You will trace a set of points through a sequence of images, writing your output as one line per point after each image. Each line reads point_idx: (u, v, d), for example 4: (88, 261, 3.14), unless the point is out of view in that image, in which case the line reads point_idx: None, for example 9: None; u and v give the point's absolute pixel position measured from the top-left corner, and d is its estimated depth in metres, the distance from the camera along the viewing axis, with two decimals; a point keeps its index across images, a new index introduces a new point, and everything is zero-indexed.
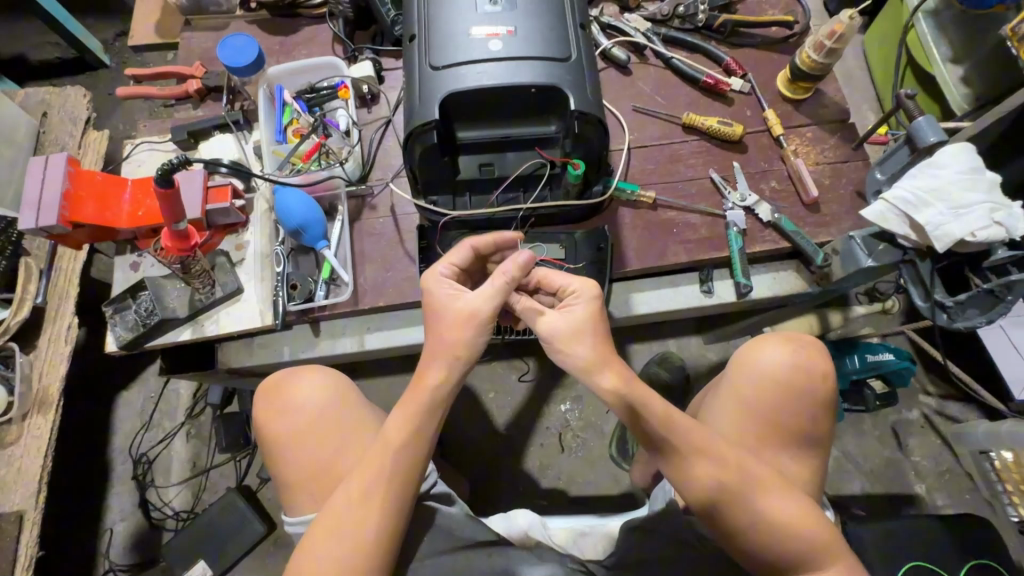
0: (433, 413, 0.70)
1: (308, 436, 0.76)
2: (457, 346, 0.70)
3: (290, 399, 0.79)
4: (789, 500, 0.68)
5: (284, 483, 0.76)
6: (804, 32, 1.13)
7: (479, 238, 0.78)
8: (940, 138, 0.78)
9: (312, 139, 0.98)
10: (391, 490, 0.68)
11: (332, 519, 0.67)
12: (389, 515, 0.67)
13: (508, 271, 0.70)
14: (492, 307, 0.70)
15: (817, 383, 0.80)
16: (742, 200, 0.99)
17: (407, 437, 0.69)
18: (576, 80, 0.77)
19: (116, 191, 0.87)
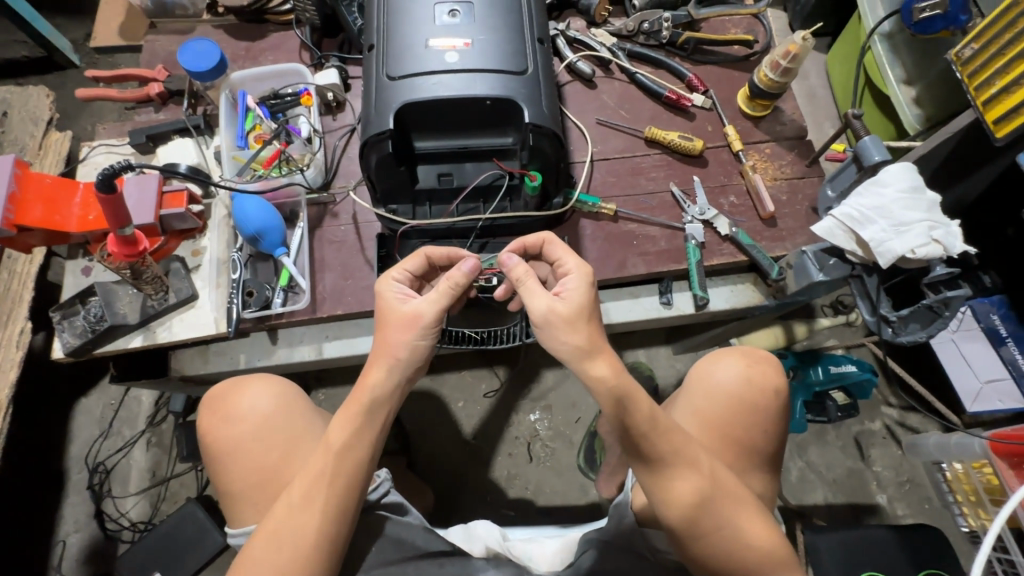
0: (377, 414, 0.70)
1: (251, 444, 0.75)
2: (399, 348, 0.70)
3: (234, 408, 0.78)
4: (754, 518, 0.68)
5: (229, 496, 0.75)
6: (763, 52, 1.16)
7: (433, 248, 0.80)
8: (884, 157, 0.80)
9: (274, 145, 0.97)
10: (332, 491, 0.67)
11: (274, 526, 0.66)
12: (332, 517, 0.66)
13: (455, 282, 0.72)
14: (436, 311, 0.71)
15: (769, 396, 0.81)
16: (701, 213, 1.00)
17: (350, 437, 0.68)
18: (532, 93, 0.78)
19: (67, 194, 0.85)
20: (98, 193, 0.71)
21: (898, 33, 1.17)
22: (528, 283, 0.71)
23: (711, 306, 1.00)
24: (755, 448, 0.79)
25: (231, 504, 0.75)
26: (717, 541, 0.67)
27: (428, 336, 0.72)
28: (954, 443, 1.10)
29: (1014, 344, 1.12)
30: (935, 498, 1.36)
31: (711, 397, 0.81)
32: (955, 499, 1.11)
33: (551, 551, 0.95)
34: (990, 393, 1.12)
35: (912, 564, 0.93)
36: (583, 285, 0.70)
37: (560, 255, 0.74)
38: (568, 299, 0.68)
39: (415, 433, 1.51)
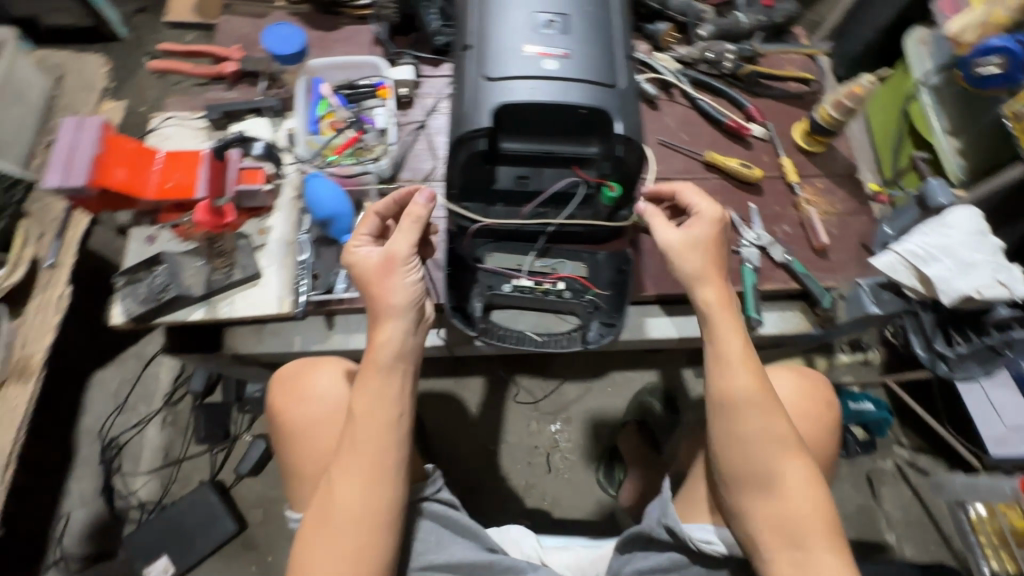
0: (392, 372, 0.72)
1: (317, 424, 0.77)
2: (392, 295, 0.72)
3: (306, 388, 0.80)
4: (806, 491, 0.68)
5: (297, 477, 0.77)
6: (819, 91, 1.20)
7: (378, 201, 0.79)
8: (952, 201, 0.85)
9: (348, 133, 1.00)
10: (371, 461, 0.69)
11: (325, 498, 0.69)
12: (377, 488, 0.69)
13: (416, 215, 0.75)
14: (406, 245, 0.74)
15: (819, 410, 0.82)
16: (757, 239, 1.03)
17: (372, 400, 0.70)
18: (622, 106, 0.79)
19: (147, 160, 0.86)
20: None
21: (945, 87, 1.21)
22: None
23: (762, 330, 1.00)
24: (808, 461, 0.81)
25: (297, 486, 0.77)
26: (764, 513, 0.68)
27: (410, 271, 0.74)
28: (981, 485, 1.11)
29: None
30: (943, 541, 1.38)
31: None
32: (977, 541, 1.14)
33: (587, 560, 0.96)
34: (1015, 438, 1.15)
35: None
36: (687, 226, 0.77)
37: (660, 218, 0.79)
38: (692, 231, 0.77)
39: (435, 434, 1.51)
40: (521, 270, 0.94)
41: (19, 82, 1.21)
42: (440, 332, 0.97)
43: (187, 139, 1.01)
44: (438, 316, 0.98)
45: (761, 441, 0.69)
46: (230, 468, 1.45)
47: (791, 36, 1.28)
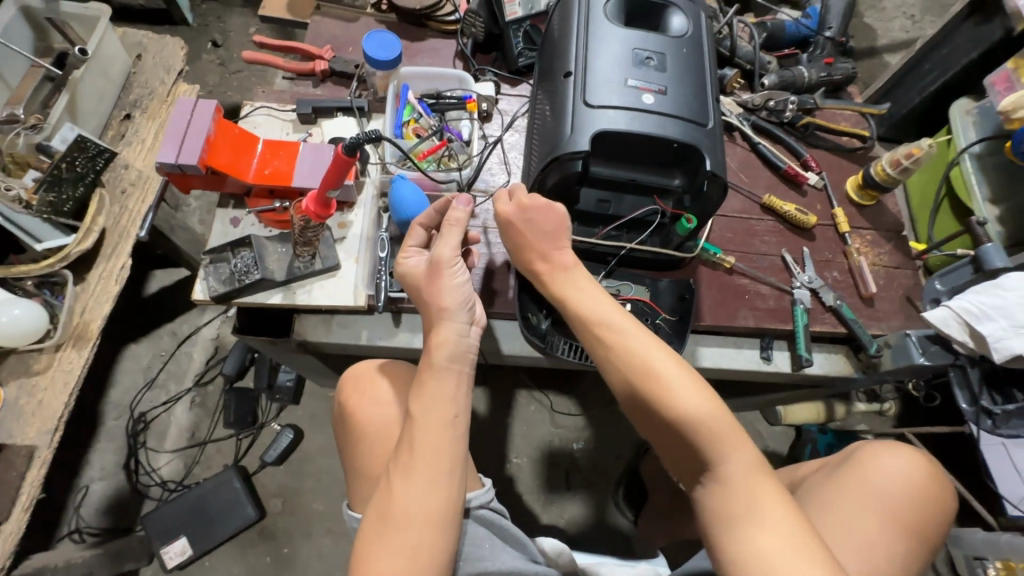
0: (451, 369, 0.74)
1: (383, 427, 0.83)
2: (444, 298, 0.77)
3: (372, 389, 0.86)
4: (775, 517, 0.61)
5: (359, 480, 0.81)
6: (871, 148, 1.26)
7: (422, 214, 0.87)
8: (1006, 264, 0.89)
9: (433, 141, 1.04)
10: (433, 459, 0.69)
11: (389, 493, 0.69)
12: (439, 483, 0.69)
13: (457, 221, 0.81)
14: (450, 248, 0.79)
15: (932, 489, 0.81)
16: (809, 281, 1.07)
17: (430, 400, 0.72)
18: (712, 144, 0.84)
19: (249, 145, 0.89)
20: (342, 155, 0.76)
21: (988, 155, 1.28)
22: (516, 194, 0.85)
23: (809, 370, 1.05)
24: (918, 533, 0.78)
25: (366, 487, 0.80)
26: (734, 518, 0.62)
27: (459, 271, 0.80)
28: (1002, 543, 1.14)
29: None
30: None
31: (871, 475, 0.81)
32: None
33: None
34: None
35: None
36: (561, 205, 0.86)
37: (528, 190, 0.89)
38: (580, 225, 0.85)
39: None
40: None
41: (105, 56, 1.25)
42: (505, 340, 0.99)
43: (276, 129, 1.05)
44: (501, 325, 1.00)
45: (708, 453, 0.66)
46: (254, 455, 1.45)
47: (845, 94, 1.35)
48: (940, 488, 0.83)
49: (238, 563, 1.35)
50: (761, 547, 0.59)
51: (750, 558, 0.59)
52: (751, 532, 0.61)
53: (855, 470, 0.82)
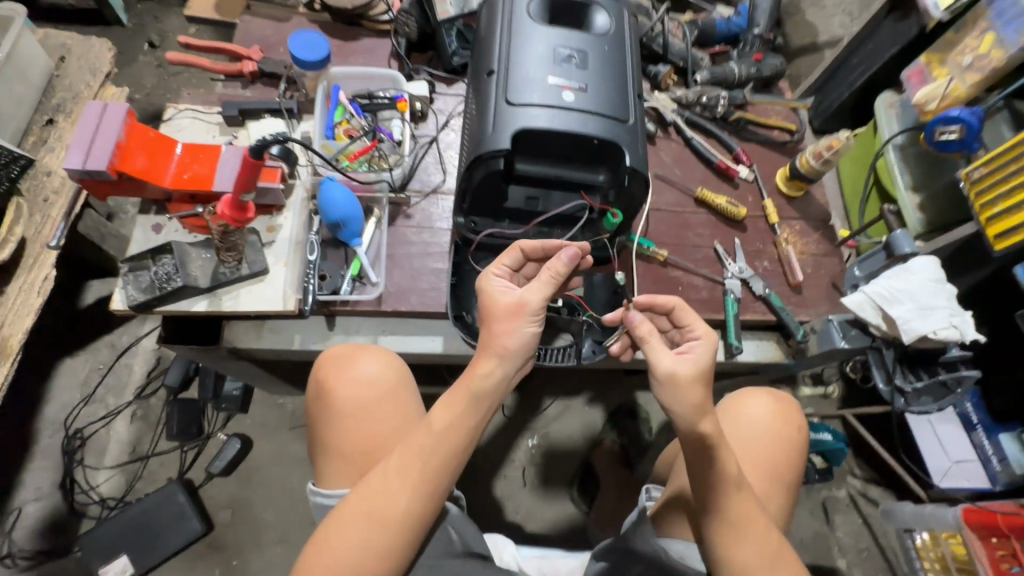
0: (481, 403, 0.71)
1: (366, 407, 0.77)
2: (507, 339, 0.71)
3: (353, 367, 0.79)
4: (771, 539, 0.71)
5: (327, 455, 0.76)
6: (800, 141, 1.30)
7: (529, 240, 0.80)
8: (913, 250, 0.94)
9: (364, 141, 1.03)
10: (426, 474, 0.68)
11: (376, 488, 0.67)
12: (424, 499, 0.68)
13: (557, 271, 0.73)
14: (540, 298, 0.72)
15: (787, 433, 0.90)
16: (740, 272, 1.10)
17: (451, 422, 0.69)
18: (632, 140, 0.86)
19: (167, 149, 0.86)
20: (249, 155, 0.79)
21: (910, 146, 1.34)
22: (654, 342, 0.73)
23: (740, 357, 1.08)
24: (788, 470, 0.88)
25: (335, 462, 0.75)
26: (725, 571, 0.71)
27: (532, 324, 0.73)
28: (926, 513, 1.20)
29: (982, 430, 1.25)
30: (889, 569, 1.46)
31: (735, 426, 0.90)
32: (920, 567, 1.22)
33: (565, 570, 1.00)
34: (959, 472, 1.25)
35: None
36: (711, 349, 0.74)
37: (689, 321, 0.79)
38: (689, 363, 0.71)
39: None
40: None
41: (20, 58, 1.19)
42: (443, 338, 0.99)
43: (202, 133, 1.02)
44: (438, 324, 1.00)
45: (723, 481, 0.70)
46: (201, 466, 1.42)
47: (776, 89, 1.39)
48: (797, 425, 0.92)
49: None
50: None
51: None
52: (733, 547, 0.70)
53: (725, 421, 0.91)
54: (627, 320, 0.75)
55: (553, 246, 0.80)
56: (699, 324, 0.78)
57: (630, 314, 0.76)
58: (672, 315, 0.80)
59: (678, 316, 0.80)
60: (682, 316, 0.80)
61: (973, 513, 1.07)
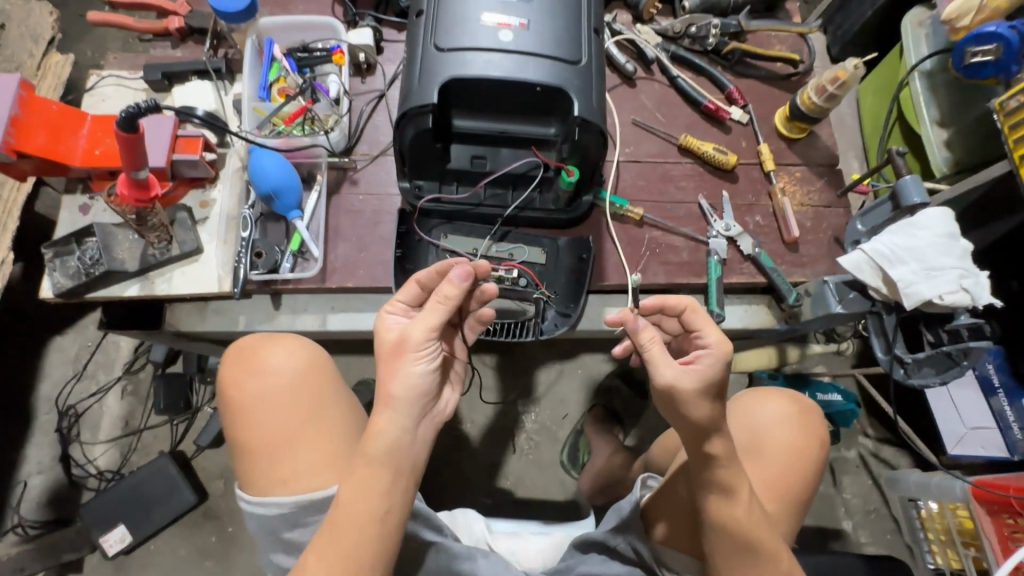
0: (387, 463, 0.63)
1: (276, 400, 0.76)
2: (393, 385, 0.65)
3: (261, 362, 0.78)
4: (781, 563, 0.68)
5: (248, 455, 0.75)
6: (807, 73, 1.13)
7: (421, 269, 0.73)
8: (923, 199, 0.80)
9: (298, 101, 0.93)
10: (348, 555, 0.60)
11: (299, 563, 0.60)
12: (350, 569, 0.60)
13: (444, 298, 0.67)
14: (423, 330, 0.67)
15: (809, 442, 0.83)
16: (726, 229, 0.98)
17: (360, 491, 0.62)
18: (583, 85, 0.74)
19: (73, 123, 0.80)
20: (119, 131, 0.66)
21: (940, 72, 1.14)
22: (657, 353, 0.68)
23: (724, 324, 0.98)
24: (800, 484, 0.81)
25: (249, 464, 0.75)
26: None
27: (422, 360, 0.67)
28: (933, 484, 1.12)
29: (1004, 395, 1.12)
30: (898, 530, 1.40)
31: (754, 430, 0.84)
32: (926, 536, 1.16)
33: (535, 549, 0.94)
34: (974, 438, 1.16)
35: None
36: (721, 360, 0.68)
37: (701, 326, 0.71)
38: (696, 376, 0.67)
39: None
40: (476, 254, 0.90)
41: None
42: None
43: (128, 101, 0.95)
44: (391, 299, 0.93)
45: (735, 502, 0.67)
46: (191, 439, 1.43)
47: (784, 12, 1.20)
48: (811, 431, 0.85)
49: (185, 544, 1.35)
50: None
51: None
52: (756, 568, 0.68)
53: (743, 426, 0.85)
54: (627, 326, 0.69)
55: (442, 265, 0.73)
56: (712, 326, 0.71)
57: (631, 321, 0.69)
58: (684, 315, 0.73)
59: (690, 316, 0.73)
60: (695, 316, 0.72)
61: (983, 491, 0.97)
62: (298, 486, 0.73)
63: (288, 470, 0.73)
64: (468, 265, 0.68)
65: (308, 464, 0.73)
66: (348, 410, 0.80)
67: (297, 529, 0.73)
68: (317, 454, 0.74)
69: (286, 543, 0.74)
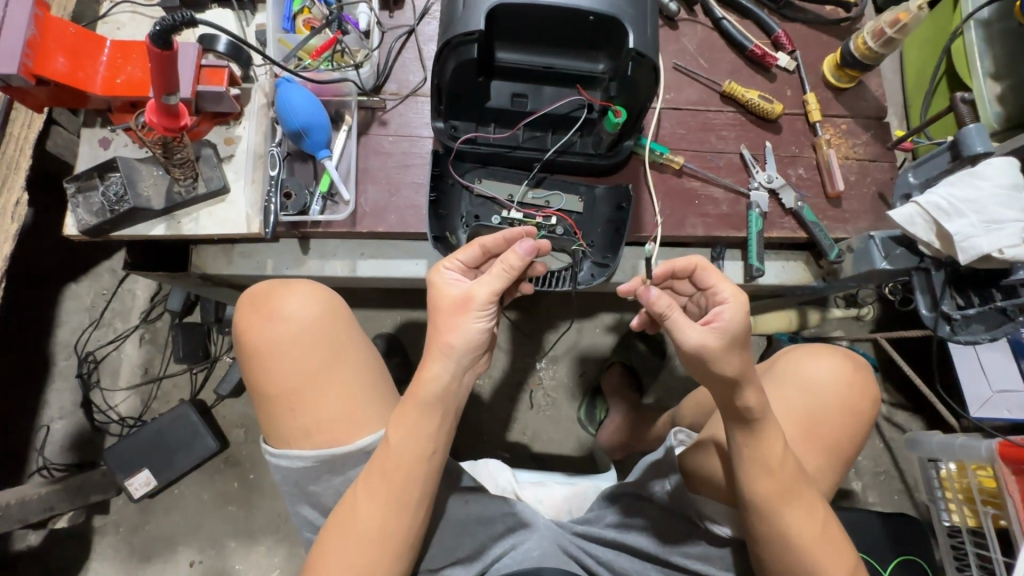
0: (434, 409, 0.65)
1: (292, 346, 0.74)
2: (452, 335, 0.65)
3: (276, 308, 0.76)
4: (815, 518, 0.67)
5: (265, 402, 0.74)
6: (859, 17, 1.07)
7: (489, 235, 0.72)
8: (987, 149, 0.77)
9: (326, 33, 0.87)
10: (392, 489, 0.65)
11: (346, 510, 0.65)
12: (393, 512, 0.64)
13: (512, 265, 0.66)
14: (488, 293, 0.66)
15: (861, 401, 0.80)
16: (768, 181, 0.95)
17: (407, 433, 0.65)
18: (638, 16, 0.70)
19: (92, 50, 0.77)
20: (153, 48, 0.62)
21: (998, 21, 1.09)
22: (678, 316, 0.65)
23: (761, 280, 0.96)
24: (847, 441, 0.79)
25: (268, 412, 0.75)
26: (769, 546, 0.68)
27: (482, 319, 0.66)
28: (956, 444, 1.12)
29: None
30: (907, 492, 1.41)
31: (805, 383, 0.80)
32: (943, 495, 1.18)
33: (562, 498, 0.91)
34: (999, 402, 1.15)
35: (894, 551, 0.97)
36: (742, 313, 0.65)
37: (715, 282, 0.69)
38: (720, 334, 0.64)
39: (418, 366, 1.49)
40: (512, 201, 0.87)
41: None
42: (426, 262, 0.89)
43: (144, 29, 0.89)
44: (420, 247, 0.90)
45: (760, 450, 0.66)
46: (210, 388, 1.43)
47: None
48: (865, 392, 0.81)
49: (207, 490, 1.37)
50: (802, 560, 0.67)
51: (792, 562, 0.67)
52: (782, 523, 0.66)
53: (792, 377, 0.81)
54: (641, 295, 0.65)
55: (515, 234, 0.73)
56: (725, 284, 0.68)
57: (646, 289, 0.65)
58: (694, 276, 0.71)
59: (702, 274, 0.70)
60: (705, 278, 0.69)
61: (1012, 449, 0.97)
62: (319, 436, 0.72)
63: (307, 420, 0.72)
64: (533, 242, 0.68)
65: (324, 415, 0.73)
66: (365, 356, 0.78)
67: (320, 483, 0.74)
68: (334, 404, 0.73)
69: (309, 495, 0.75)
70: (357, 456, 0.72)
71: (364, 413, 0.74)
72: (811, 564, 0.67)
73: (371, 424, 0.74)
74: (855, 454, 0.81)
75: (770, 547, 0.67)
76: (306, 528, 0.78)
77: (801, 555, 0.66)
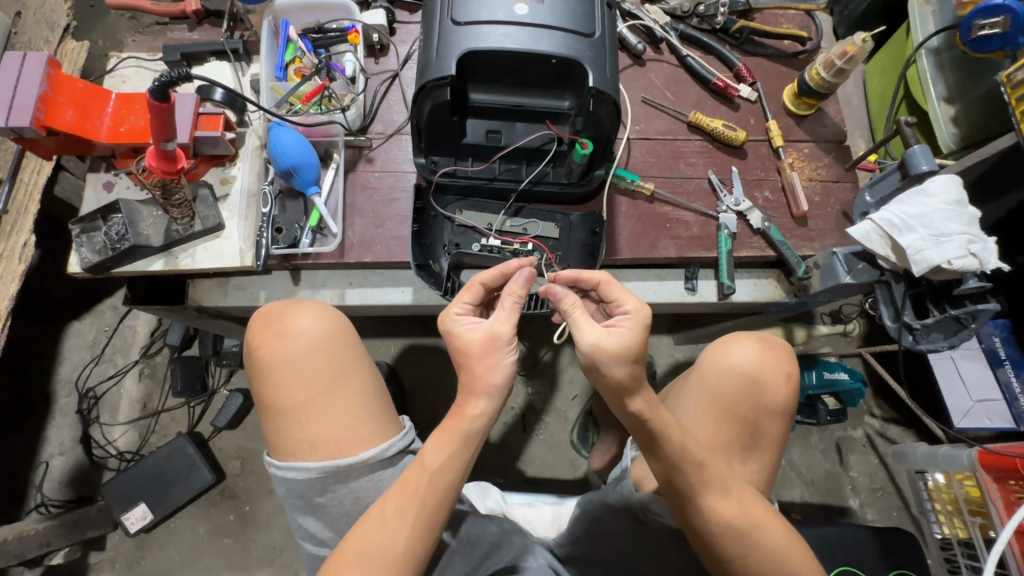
0: (473, 442, 0.68)
1: (301, 361, 0.78)
2: (490, 374, 0.68)
3: (287, 326, 0.80)
4: (735, 500, 0.68)
5: (273, 414, 0.77)
6: (815, 50, 1.14)
7: (486, 270, 0.75)
8: (932, 168, 0.82)
9: (315, 80, 0.94)
10: (406, 508, 0.66)
11: (374, 525, 0.66)
12: (423, 532, 0.66)
13: (512, 293, 0.69)
14: (512, 328, 0.68)
15: (776, 379, 0.81)
16: (736, 204, 1.00)
17: (442, 457, 0.67)
18: (597, 58, 0.77)
19: (99, 101, 0.84)
20: (152, 101, 0.69)
21: (946, 50, 1.15)
22: (577, 313, 0.68)
23: (734, 297, 0.99)
24: (771, 425, 0.80)
25: (274, 427, 0.77)
26: (700, 538, 0.68)
27: (511, 353, 0.69)
28: (940, 455, 1.14)
29: (1011, 366, 1.16)
30: (904, 507, 1.41)
31: (718, 372, 0.81)
32: (933, 507, 1.19)
33: (551, 517, 0.92)
34: (980, 411, 1.17)
35: (887, 565, 0.95)
36: (640, 325, 0.67)
37: (617, 296, 0.70)
38: (616, 336, 0.65)
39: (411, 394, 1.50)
40: (491, 229, 0.93)
41: None
42: (411, 288, 0.93)
43: (147, 81, 0.97)
44: (405, 275, 0.95)
45: (678, 453, 0.66)
46: (207, 421, 1.44)
47: None
48: (783, 375, 0.82)
49: (203, 523, 1.37)
50: (742, 551, 0.67)
51: (734, 555, 0.67)
52: (708, 519, 0.67)
53: (707, 368, 0.83)
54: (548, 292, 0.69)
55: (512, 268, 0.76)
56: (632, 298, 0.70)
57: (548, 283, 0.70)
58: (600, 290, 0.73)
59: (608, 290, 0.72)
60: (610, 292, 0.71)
61: (989, 457, 0.99)
62: (325, 449, 0.75)
63: (314, 433, 0.76)
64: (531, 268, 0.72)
65: (330, 429, 0.76)
66: (368, 370, 0.81)
67: (326, 494, 0.76)
68: (339, 416, 0.76)
69: (316, 507, 0.77)
70: (359, 469, 0.76)
71: (367, 426, 0.77)
72: (741, 544, 0.67)
73: (373, 438, 0.77)
74: (785, 434, 0.83)
75: (705, 539, 0.68)
76: (305, 538, 0.80)
77: (731, 538, 0.67)
